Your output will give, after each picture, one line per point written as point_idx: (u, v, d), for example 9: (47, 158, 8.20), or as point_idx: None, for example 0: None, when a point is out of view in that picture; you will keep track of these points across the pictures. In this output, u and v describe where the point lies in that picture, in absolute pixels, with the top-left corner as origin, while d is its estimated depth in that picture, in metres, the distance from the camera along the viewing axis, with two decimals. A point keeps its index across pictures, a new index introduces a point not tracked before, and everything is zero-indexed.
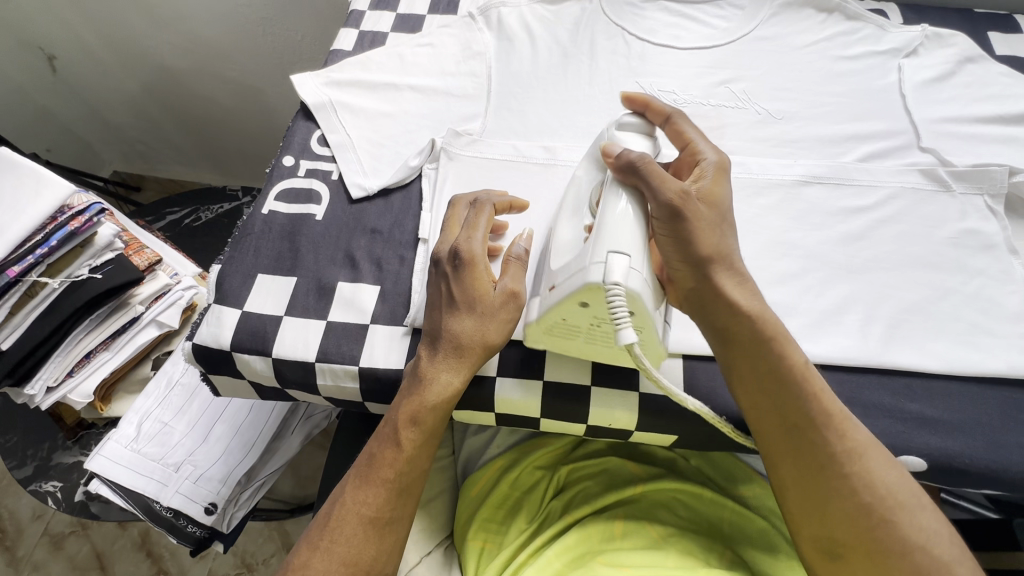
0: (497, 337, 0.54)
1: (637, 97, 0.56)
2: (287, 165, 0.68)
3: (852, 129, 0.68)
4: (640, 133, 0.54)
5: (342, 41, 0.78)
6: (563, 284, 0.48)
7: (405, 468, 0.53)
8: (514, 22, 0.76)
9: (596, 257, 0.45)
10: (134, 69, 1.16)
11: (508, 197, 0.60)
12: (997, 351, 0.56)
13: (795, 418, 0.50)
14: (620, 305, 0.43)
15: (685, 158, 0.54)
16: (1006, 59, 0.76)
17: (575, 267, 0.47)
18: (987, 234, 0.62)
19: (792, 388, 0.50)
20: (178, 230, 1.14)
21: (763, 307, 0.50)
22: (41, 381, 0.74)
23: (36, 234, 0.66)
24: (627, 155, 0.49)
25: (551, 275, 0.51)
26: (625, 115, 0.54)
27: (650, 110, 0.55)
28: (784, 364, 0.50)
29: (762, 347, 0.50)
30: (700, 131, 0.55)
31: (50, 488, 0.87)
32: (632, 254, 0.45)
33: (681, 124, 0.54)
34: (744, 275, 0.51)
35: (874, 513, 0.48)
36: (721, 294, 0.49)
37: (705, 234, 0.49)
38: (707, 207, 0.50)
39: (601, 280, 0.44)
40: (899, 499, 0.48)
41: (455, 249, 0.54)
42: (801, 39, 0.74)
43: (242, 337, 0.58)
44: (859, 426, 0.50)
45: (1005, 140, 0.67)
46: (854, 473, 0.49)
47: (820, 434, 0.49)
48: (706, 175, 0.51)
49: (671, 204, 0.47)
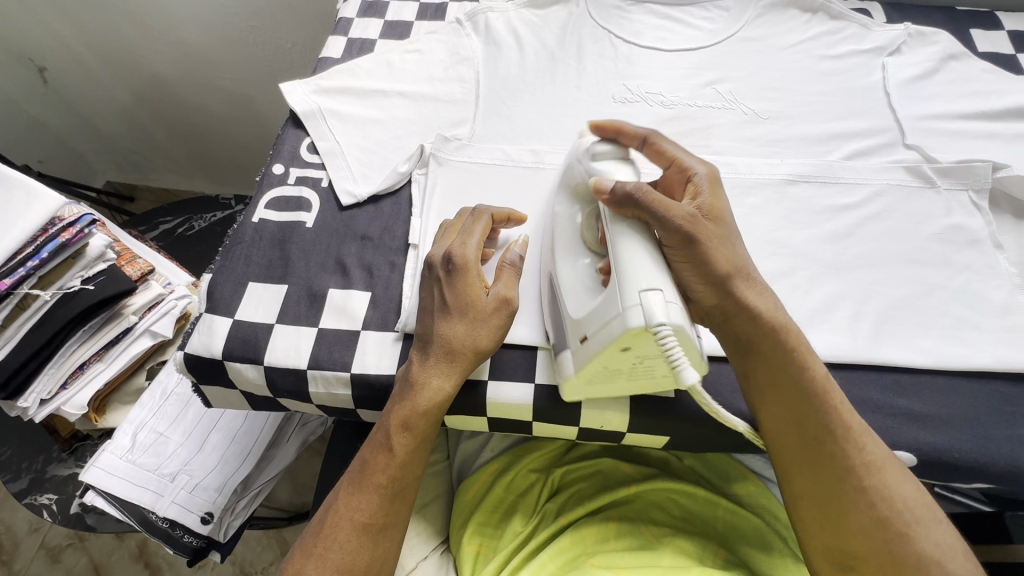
0: (487, 343, 0.54)
1: (607, 125, 0.56)
2: (277, 173, 0.68)
3: (838, 127, 0.69)
4: (616, 160, 0.52)
5: (330, 49, 0.79)
6: (598, 333, 0.46)
7: (397, 473, 0.53)
8: (501, 28, 0.76)
9: (628, 301, 0.43)
10: (125, 79, 1.17)
11: (507, 209, 0.60)
12: (984, 345, 0.56)
13: (814, 431, 0.51)
14: (670, 343, 0.42)
15: (673, 174, 0.55)
16: (988, 56, 0.77)
17: (607, 316, 0.45)
18: (971, 230, 0.62)
19: (815, 401, 0.50)
20: (171, 239, 1.14)
21: (782, 323, 0.51)
22: (35, 394, 0.74)
23: (27, 246, 0.66)
24: (623, 187, 0.47)
25: (578, 326, 0.49)
26: (596, 144, 0.53)
27: (623, 135, 0.56)
28: (807, 379, 0.51)
29: (784, 361, 0.51)
30: (680, 147, 0.55)
31: (45, 501, 0.86)
32: (665, 289, 0.43)
33: (661, 143, 0.54)
34: (760, 289, 0.52)
35: (891, 526, 0.48)
36: (743, 309, 0.51)
37: (719, 251, 0.49)
38: (712, 221, 0.50)
39: (643, 324, 0.42)
40: (915, 513, 0.49)
41: (449, 255, 0.55)
42: (786, 39, 0.75)
43: (233, 346, 0.58)
44: (878, 441, 0.51)
45: (988, 137, 0.68)
46: (873, 486, 0.49)
47: (839, 447, 0.50)
48: (701, 189, 0.52)
49: (683, 230, 0.47)
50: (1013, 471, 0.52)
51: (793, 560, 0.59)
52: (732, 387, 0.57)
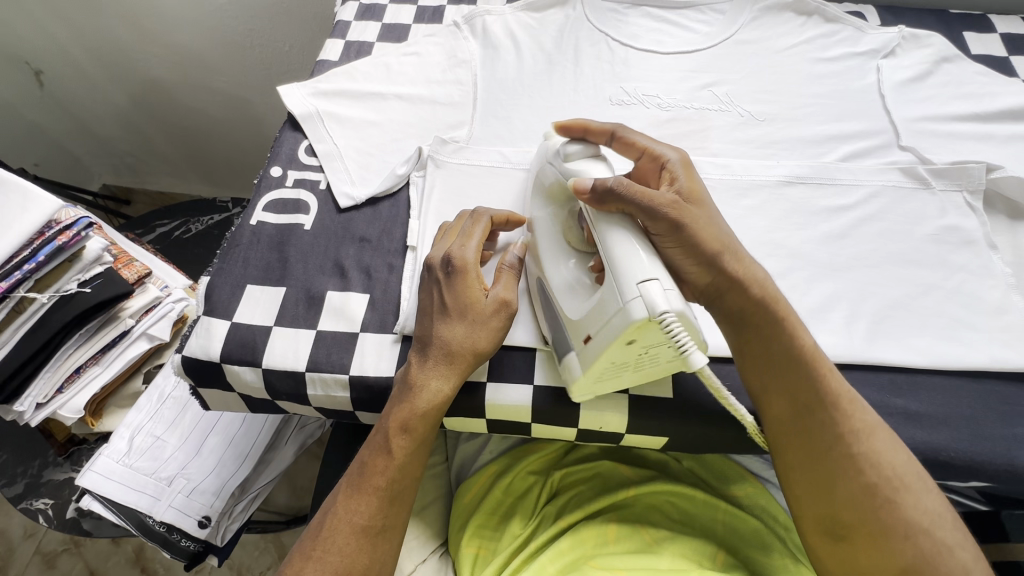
0: (486, 344, 0.54)
1: (573, 125, 0.57)
2: (275, 175, 0.68)
3: (834, 129, 0.69)
4: (590, 158, 0.52)
5: (327, 52, 0.79)
6: (602, 332, 0.46)
7: (396, 474, 0.53)
8: (498, 30, 0.76)
9: (628, 295, 0.43)
10: (122, 81, 1.16)
11: (506, 211, 0.60)
12: (980, 344, 0.57)
13: (806, 399, 0.51)
14: (674, 329, 0.42)
15: (646, 164, 0.55)
16: (982, 58, 0.78)
17: (608, 314, 0.45)
18: (966, 231, 0.63)
19: (806, 369, 0.51)
20: (167, 242, 1.13)
21: (772, 294, 0.51)
22: (31, 398, 0.73)
23: (23, 250, 0.65)
24: (601, 184, 0.47)
25: (579, 326, 0.49)
26: (566, 144, 0.54)
27: (590, 133, 0.57)
28: (797, 349, 0.51)
29: (775, 330, 0.51)
30: (647, 137, 0.56)
31: (41, 506, 0.86)
32: (662, 277, 0.43)
33: (629, 136, 0.55)
34: (750, 262, 0.52)
35: (879, 493, 0.48)
36: (738, 283, 0.50)
37: (707, 233, 0.50)
38: (695, 203, 0.51)
39: (647, 314, 0.42)
40: (903, 480, 0.49)
41: (448, 257, 0.55)
42: (781, 42, 0.75)
43: (231, 349, 0.58)
44: (868, 409, 0.51)
45: (981, 138, 0.68)
46: (862, 453, 0.49)
47: (830, 414, 0.50)
48: (677, 174, 0.52)
49: (670, 218, 0.48)
50: (1008, 470, 0.53)
51: (793, 561, 0.59)
52: (731, 389, 0.57)
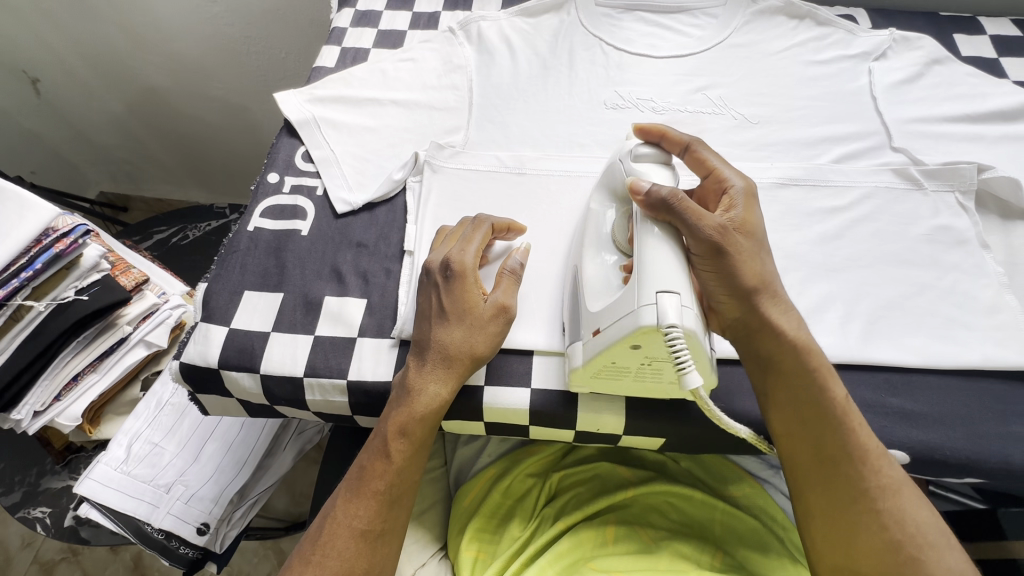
0: (485, 349, 0.54)
1: (652, 127, 0.56)
2: (272, 182, 0.68)
3: (826, 131, 0.70)
4: (658, 164, 0.53)
5: (324, 58, 0.79)
6: (610, 329, 0.47)
7: (393, 484, 0.53)
8: (493, 36, 0.77)
9: (644, 299, 0.44)
10: (118, 90, 1.17)
11: (507, 219, 0.60)
12: (974, 344, 0.57)
13: (831, 452, 0.51)
14: (678, 345, 0.42)
15: (711, 184, 0.55)
16: (971, 60, 0.78)
17: (620, 312, 0.46)
18: (958, 231, 0.63)
19: (836, 421, 0.51)
20: (166, 249, 1.13)
21: (803, 342, 0.52)
22: (29, 406, 0.73)
23: (20, 258, 0.65)
24: (657, 193, 0.47)
25: (592, 319, 0.49)
26: (639, 145, 0.54)
27: (667, 139, 0.56)
28: (826, 400, 0.51)
29: (807, 379, 0.52)
30: (719, 157, 0.56)
31: (38, 514, 0.85)
32: (682, 293, 0.44)
33: (702, 152, 0.54)
34: (784, 306, 0.52)
35: (902, 550, 0.50)
36: (767, 325, 0.51)
37: (747, 263, 0.50)
38: (745, 234, 0.51)
39: (655, 323, 0.43)
40: (927, 537, 0.50)
41: (448, 261, 0.55)
42: (773, 45, 0.76)
43: (229, 354, 0.58)
44: (896, 465, 0.52)
45: (972, 139, 0.69)
46: (886, 508, 0.50)
47: (857, 469, 0.51)
48: (737, 203, 0.52)
49: (712, 241, 0.48)
50: (1003, 467, 0.53)
51: (790, 560, 0.59)
52: (728, 390, 0.57)
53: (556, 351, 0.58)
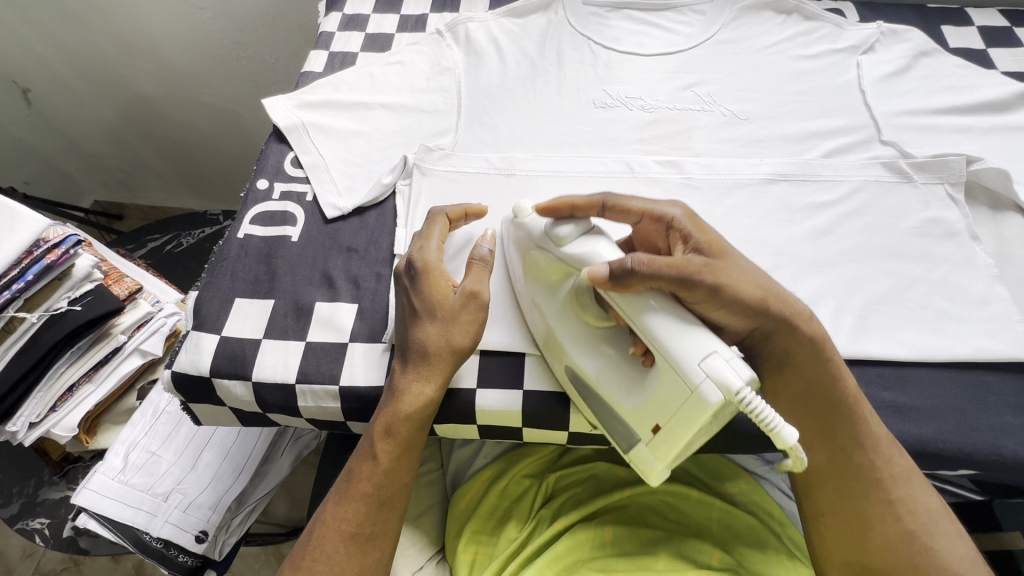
0: (463, 339, 0.54)
1: (553, 204, 0.54)
2: (261, 188, 0.68)
3: (816, 126, 0.70)
4: (586, 237, 0.51)
5: (312, 63, 0.79)
6: (674, 421, 0.45)
7: (383, 481, 0.53)
8: (481, 37, 0.77)
9: (695, 378, 0.43)
10: (109, 98, 1.16)
11: (461, 205, 0.61)
12: (965, 336, 0.57)
13: (843, 443, 0.53)
14: (757, 402, 0.41)
15: (649, 225, 0.55)
16: (960, 51, 0.78)
17: (677, 401, 0.45)
18: (949, 223, 0.63)
19: (846, 412, 0.52)
20: (159, 257, 1.13)
21: (820, 334, 0.52)
22: (24, 417, 0.73)
23: (12, 270, 0.65)
24: (620, 267, 0.46)
25: (644, 417, 0.48)
26: (554, 227, 0.52)
27: (576, 210, 0.54)
28: (836, 389, 0.52)
29: (818, 368, 0.52)
30: (639, 197, 0.55)
31: (37, 526, 0.85)
32: (720, 347, 0.43)
33: (622, 203, 0.54)
34: (794, 302, 0.52)
35: (914, 539, 0.51)
36: (787, 324, 0.51)
37: (744, 286, 0.49)
38: (719, 257, 0.51)
39: (723, 395, 0.41)
40: (937, 523, 0.52)
41: (410, 260, 0.56)
42: (761, 41, 0.76)
43: (221, 362, 0.58)
44: (905, 453, 0.52)
45: (962, 131, 0.69)
46: (899, 498, 0.52)
47: (868, 458, 0.52)
48: (690, 231, 0.52)
49: (705, 284, 0.47)
50: (997, 459, 0.53)
51: (786, 557, 0.59)
52: None
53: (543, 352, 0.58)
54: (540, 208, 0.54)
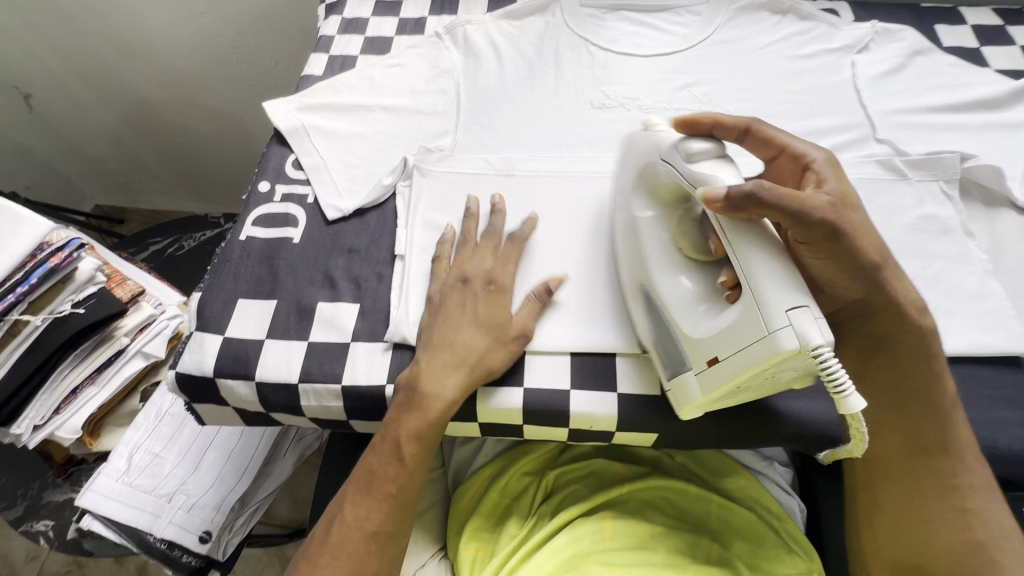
0: (501, 364, 0.56)
1: (698, 121, 0.53)
2: (263, 190, 0.69)
3: (811, 124, 0.70)
4: (714, 158, 0.50)
5: (312, 67, 0.80)
6: (733, 359, 0.46)
7: (407, 482, 0.54)
8: (480, 40, 0.77)
9: (775, 324, 0.43)
10: (110, 102, 1.17)
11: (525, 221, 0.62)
12: (959, 331, 0.58)
13: (926, 443, 0.54)
14: (831, 363, 0.42)
15: (785, 163, 0.55)
16: (953, 50, 0.79)
17: (743, 341, 0.45)
18: (943, 219, 0.64)
19: (939, 413, 0.53)
20: (161, 260, 1.14)
21: (916, 304, 0.53)
22: (29, 420, 0.74)
23: (15, 274, 0.66)
24: (739, 191, 0.44)
25: (704, 347, 0.49)
26: (687, 140, 0.51)
27: (718, 127, 0.53)
28: (933, 385, 0.53)
29: (909, 337, 0.53)
30: (779, 130, 0.55)
31: (41, 527, 0.86)
32: (810, 305, 0.43)
33: (765, 132, 0.54)
34: (907, 286, 0.53)
35: (981, 551, 0.52)
36: (894, 304, 0.52)
37: (865, 239, 0.49)
38: (850, 207, 0.50)
39: (799, 346, 0.42)
40: (1006, 538, 0.52)
41: (490, 277, 0.59)
42: (756, 41, 0.77)
43: (224, 363, 0.59)
44: (985, 466, 0.53)
45: (955, 128, 0.70)
46: (974, 509, 0.52)
47: (952, 461, 0.53)
48: (825, 176, 0.51)
49: (826, 225, 0.47)
50: None
51: (784, 551, 0.60)
52: None
53: (552, 351, 0.58)
54: (676, 119, 0.53)
